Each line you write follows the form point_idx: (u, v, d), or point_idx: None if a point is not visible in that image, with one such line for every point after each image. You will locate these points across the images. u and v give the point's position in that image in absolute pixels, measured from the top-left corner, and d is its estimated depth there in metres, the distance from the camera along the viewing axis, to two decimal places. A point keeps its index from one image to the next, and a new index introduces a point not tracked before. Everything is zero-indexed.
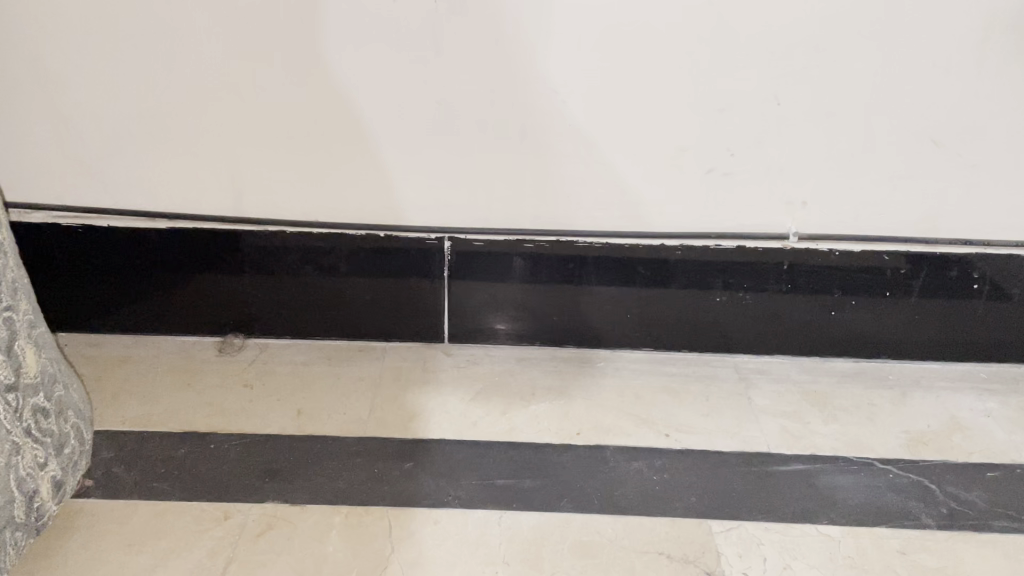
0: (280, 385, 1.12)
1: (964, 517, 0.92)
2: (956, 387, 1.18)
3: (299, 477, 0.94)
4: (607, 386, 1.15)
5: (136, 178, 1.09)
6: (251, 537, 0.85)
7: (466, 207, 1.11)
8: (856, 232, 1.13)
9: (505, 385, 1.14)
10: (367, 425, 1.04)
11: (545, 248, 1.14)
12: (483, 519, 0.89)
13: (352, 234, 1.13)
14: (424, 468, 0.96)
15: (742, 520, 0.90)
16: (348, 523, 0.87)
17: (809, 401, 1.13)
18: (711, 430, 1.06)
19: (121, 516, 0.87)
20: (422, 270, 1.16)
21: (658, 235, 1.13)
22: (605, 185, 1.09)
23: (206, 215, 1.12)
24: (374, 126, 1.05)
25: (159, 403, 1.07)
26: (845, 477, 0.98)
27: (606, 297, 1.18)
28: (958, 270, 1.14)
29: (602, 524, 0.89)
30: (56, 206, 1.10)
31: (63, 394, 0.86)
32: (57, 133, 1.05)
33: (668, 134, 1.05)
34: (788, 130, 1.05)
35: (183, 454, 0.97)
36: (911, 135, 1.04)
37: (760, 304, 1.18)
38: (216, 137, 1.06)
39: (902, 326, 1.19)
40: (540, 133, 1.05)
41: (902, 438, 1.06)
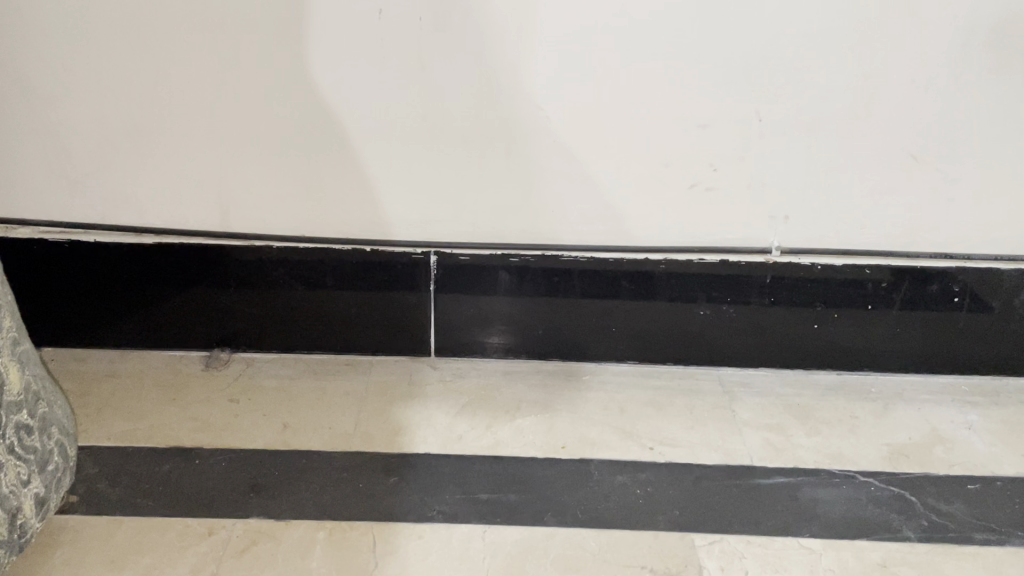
0: (266, 400, 1.12)
1: (945, 530, 0.93)
2: (937, 400, 1.19)
3: (284, 492, 0.94)
4: (592, 400, 1.16)
5: (122, 193, 1.09)
6: (235, 553, 0.85)
7: (451, 222, 1.12)
8: (837, 247, 1.14)
9: (491, 398, 1.15)
10: (352, 440, 1.04)
11: (530, 262, 1.15)
12: (467, 533, 0.89)
13: (338, 249, 1.14)
14: (409, 482, 0.97)
15: (724, 534, 0.91)
16: (333, 539, 0.87)
17: (792, 414, 1.14)
18: (695, 443, 1.07)
19: (105, 532, 0.87)
20: (409, 284, 1.16)
21: (643, 249, 1.14)
22: (589, 200, 1.10)
23: (192, 230, 1.12)
24: (360, 142, 1.05)
25: (144, 418, 1.07)
26: (826, 490, 0.99)
27: (592, 311, 1.19)
28: (938, 283, 1.15)
29: (585, 538, 0.89)
30: (42, 221, 1.11)
31: (47, 410, 0.86)
32: (43, 149, 1.05)
33: (652, 150, 1.06)
34: (770, 146, 1.06)
35: (168, 470, 0.97)
36: (891, 151, 1.06)
37: (744, 317, 1.19)
38: (203, 153, 1.06)
39: (884, 338, 1.20)
40: (525, 149, 1.06)
41: (884, 451, 1.07)
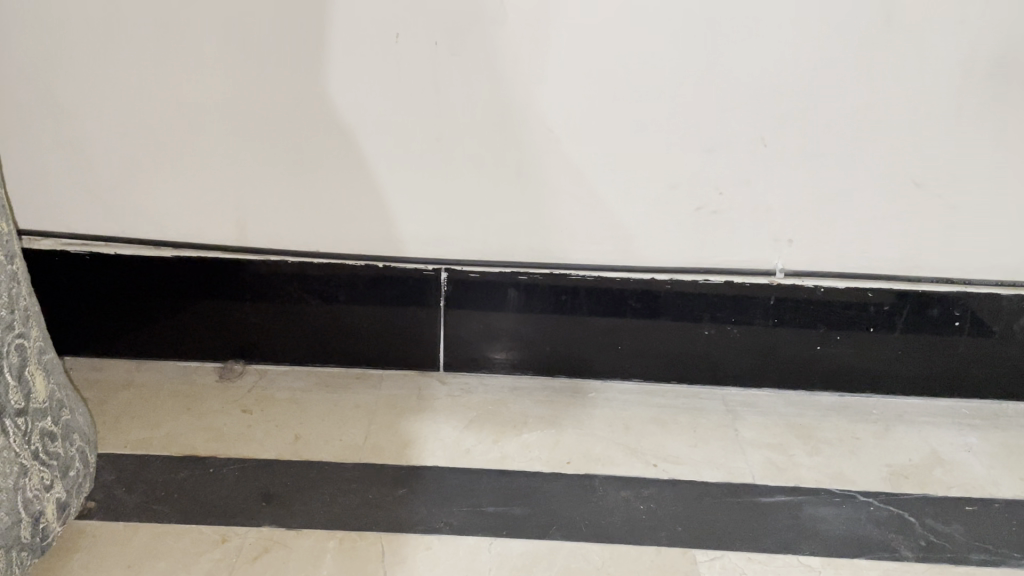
0: (278, 411, 1.15)
1: (943, 550, 0.95)
2: (938, 422, 1.21)
3: (295, 501, 0.97)
4: (597, 416, 1.18)
5: (143, 207, 1.12)
6: (248, 560, 0.87)
7: (463, 240, 1.15)
8: (841, 270, 1.16)
9: (498, 414, 1.17)
10: (362, 452, 1.07)
11: (539, 280, 1.17)
12: (473, 545, 0.91)
13: (352, 265, 1.17)
14: (417, 494, 0.99)
15: (725, 550, 0.93)
16: (343, 548, 0.90)
17: (795, 434, 1.16)
18: (698, 460, 1.09)
19: (123, 538, 0.89)
20: (419, 300, 1.19)
21: (649, 269, 1.17)
22: (598, 221, 1.13)
23: (210, 243, 1.15)
24: (376, 161, 1.08)
25: (160, 428, 1.09)
26: (827, 509, 1.00)
27: (598, 329, 1.21)
28: (939, 308, 1.17)
29: (589, 552, 0.91)
30: (65, 234, 1.14)
31: (70, 417, 0.88)
32: (68, 163, 1.09)
33: (660, 173, 1.09)
34: (776, 170, 1.08)
35: (183, 478, 1.00)
36: (893, 177, 1.08)
37: (747, 337, 1.21)
38: (223, 170, 1.09)
39: (886, 361, 1.23)
40: (535, 170, 1.09)
41: (884, 471, 1.08)
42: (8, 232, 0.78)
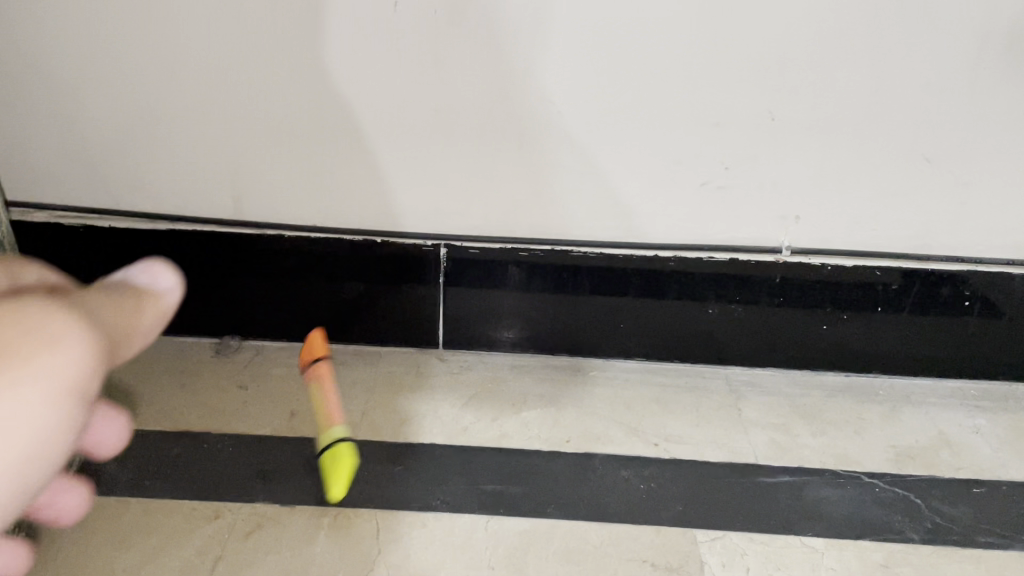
0: (274, 386, 1.13)
1: (948, 532, 0.93)
2: (946, 404, 1.19)
3: (290, 477, 0.95)
4: (598, 394, 1.16)
5: (139, 180, 1.10)
6: (239, 536, 0.86)
7: (463, 215, 1.13)
8: (849, 248, 1.14)
9: (497, 390, 1.15)
10: (359, 427, 1.05)
11: (540, 257, 1.16)
12: (470, 523, 0.90)
13: (349, 239, 1.15)
14: (414, 471, 0.98)
15: (726, 530, 0.91)
16: (337, 525, 0.88)
17: (799, 413, 1.13)
18: (700, 440, 1.06)
19: (112, 514, 0.88)
20: (418, 277, 1.17)
21: (653, 246, 1.15)
22: (599, 196, 1.11)
23: (207, 217, 1.13)
24: (374, 132, 1.06)
25: (153, 403, 1.08)
26: (831, 489, 0.98)
27: (600, 307, 1.20)
28: (948, 288, 1.15)
29: (588, 531, 0.90)
30: (59, 206, 1.12)
31: None
32: (62, 134, 1.07)
33: (664, 147, 1.06)
34: (782, 146, 1.06)
35: (176, 453, 0.98)
36: (900, 154, 1.06)
37: (753, 316, 1.19)
38: (218, 143, 1.07)
39: (891, 341, 1.21)
40: (535, 143, 1.06)
41: (890, 453, 1.06)
42: None
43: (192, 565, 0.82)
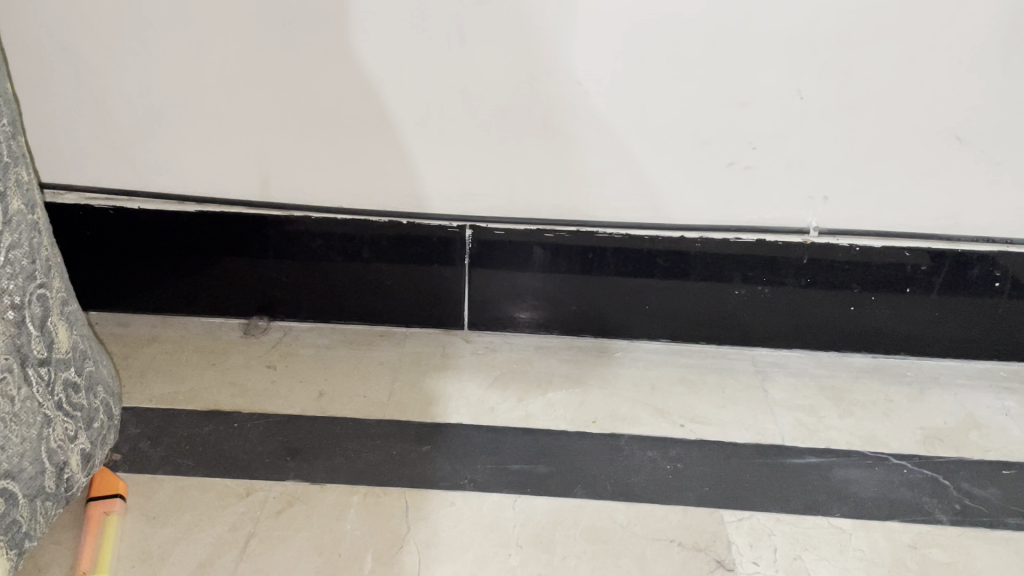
0: (302, 366, 1.14)
1: (977, 514, 0.92)
2: (975, 385, 1.18)
3: (319, 455, 0.96)
4: (624, 375, 1.16)
5: (168, 162, 1.11)
6: (271, 513, 0.87)
7: (489, 196, 1.13)
8: (877, 229, 1.13)
9: (523, 371, 1.16)
10: (386, 407, 1.06)
11: (565, 238, 1.16)
12: (498, 502, 0.91)
13: (375, 221, 1.15)
14: (441, 451, 0.98)
15: (753, 511, 0.91)
16: (367, 503, 0.89)
17: (826, 394, 1.13)
18: (726, 421, 1.06)
19: (147, 491, 0.90)
20: (444, 258, 1.18)
21: (679, 227, 1.14)
22: (625, 177, 1.10)
23: (235, 198, 1.14)
24: (400, 112, 1.06)
25: (183, 382, 1.09)
26: (858, 470, 0.98)
27: (625, 289, 1.20)
28: (978, 268, 1.14)
29: (615, 510, 0.90)
30: (90, 188, 1.13)
31: (95, 368, 0.85)
32: (92, 117, 1.07)
33: (691, 127, 1.05)
34: (811, 125, 1.05)
35: (207, 432, 0.99)
36: (932, 132, 1.04)
37: (779, 298, 1.19)
38: (244, 124, 1.08)
39: (919, 322, 1.20)
40: (561, 124, 1.06)
41: (918, 434, 1.05)
42: (29, 181, 0.76)
43: (226, 542, 0.83)
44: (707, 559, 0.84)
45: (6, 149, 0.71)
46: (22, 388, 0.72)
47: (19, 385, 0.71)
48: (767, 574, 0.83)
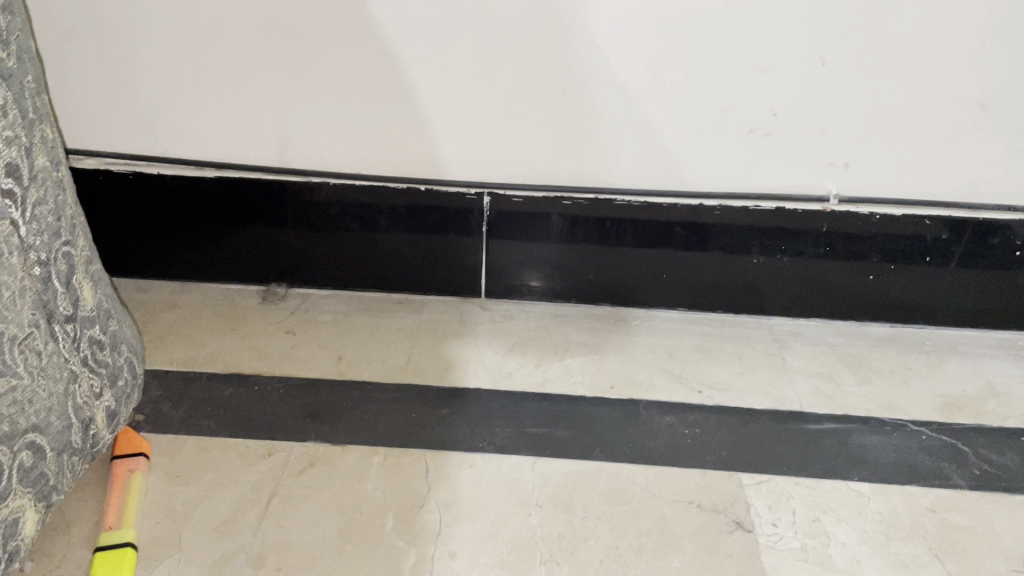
0: (320, 332, 1.15)
1: (996, 480, 0.92)
2: (993, 355, 1.18)
3: (340, 418, 0.97)
4: (641, 342, 1.16)
5: (185, 128, 1.11)
6: (293, 472, 0.88)
7: (507, 163, 1.13)
8: (898, 197, 1.12)
9: (540, 338, 1.16)
10: (405, 372, 1.06)
11: (583, 206, 1.15)
12: (517, 464, 0.91)
13: (393, 187, 1.15)
14: (460, 414, 0.99)
15: (771, 474, 0.92)
16: (387, 464, 0.90)
17: (843, 362, 1.13)
18: (744, 387, 1.07)
19: (170, 450, 0.91)
20: (461, 226, 1.18)
21: (697, 195, 1.14)
22: (644, 143, 1.10)
23: (253, 164, 1.14)
24: (416, 78, 1.05)
25: (204, 346, 1.10)
26: (877, 436, 0.98)
27: (642, 258, 1.20)
28: (999, 238, 1.13)
29: (634, 473, 0.91)
30: (109, 153, 1.13)
31: (119, 327, 0.86)
32: (110, 82, 1.07)
33: (711, 93, 1.04)
34: (832, 91, 1.03)
35: (228, 395, 1.00)
36: (955, 100, 1.03)
37: (797, 268, 1.19)
38: (261, 90, 1.07)
39: (938, 292, 1.19)
40: (580, 90, 1.05)
41: (937, 401, 1.05)
42: (53, 138, 0.76)
43: (249, 500, 0.84)
44: (725, 520, 0.85)
45: (31, 105, 0.71)
46: (48, 344, 0.72)
47: (46, 340, 0.72)
48: (786, 536, 0.83)
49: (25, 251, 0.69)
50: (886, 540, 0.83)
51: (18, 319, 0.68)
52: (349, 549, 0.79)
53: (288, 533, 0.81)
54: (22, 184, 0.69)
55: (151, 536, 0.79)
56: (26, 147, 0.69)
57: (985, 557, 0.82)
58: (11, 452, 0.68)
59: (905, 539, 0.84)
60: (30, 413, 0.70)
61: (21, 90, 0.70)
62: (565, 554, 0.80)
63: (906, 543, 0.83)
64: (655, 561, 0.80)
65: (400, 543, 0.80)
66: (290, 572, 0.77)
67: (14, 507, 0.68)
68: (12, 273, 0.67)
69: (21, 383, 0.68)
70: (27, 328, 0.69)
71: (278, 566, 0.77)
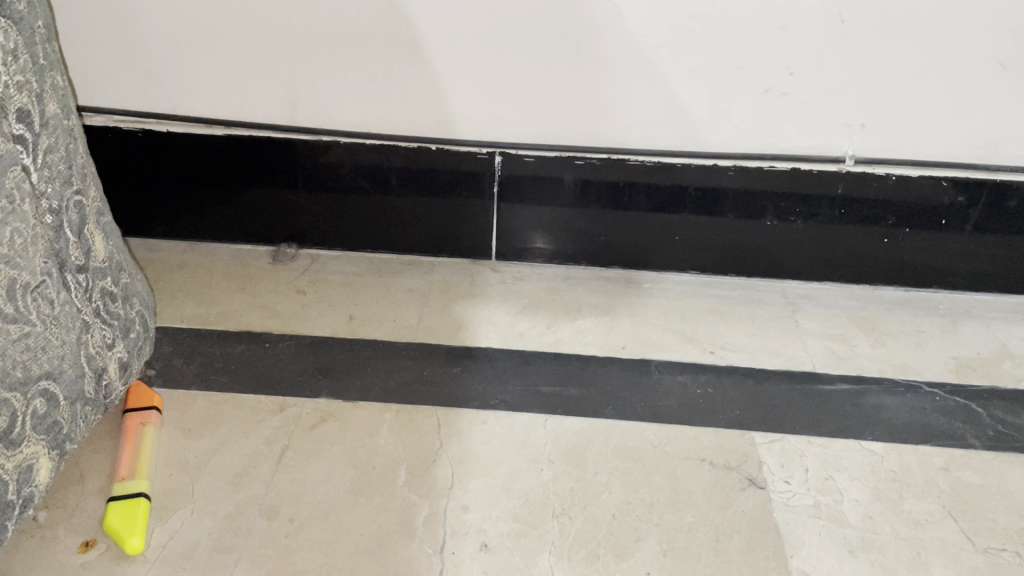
0: (331, 292, 1.14)
1: (1011, 440, 0.92)
2: (1008, 318, 1.17)
3: (351, 375, 0.97)
4: (653, 305, 1.16)
5: (193, 85, 1.10)
6: (305, 427, 0.88)
7: (518, 123, 1.11)
8: (915, 158, 1.10)
9: (552, 299, 1.15)
10: (416, 332, 1.06)
11: (595, 167, 1.14)
12: (529, 421, 0.91)
13: (403, 146, 1.13)
14: (472, 373, 0.99)
15: (784, 433, 0.91)
16: (399, 420, 0.90)
17: (857, 325, 1.12)
18: (756, 349, 1.06)
19: (182, 405, 0.91)
20: (472, 187, 1.17)
21: (711, 155, 1.12)
22: (658, 103, 1.08)
23: (262, 122, 1.13)
24: (426, 35, 1.03)
25: (214, 304, 1.10)
26: (890, 397, 0.98)
27: (654, 220, 1.19)
28: (1017, 201, 1.11)
29: (646, 430, 0.90)
30: (118, 110, 1.12)
31: (131, 280, 0.86)
32: (118, 38, 1.05)
33: (727, 51, 1.02)
34: (851, 49, 1.01)
35: (239, 352, 1.00)
36: (977, 58, 1.00)
37: (811, 231, 1.17)
38: (268, 47, 1.05)
39: (953, 256, 1.18)
40: (594, 49, 1.03)
41: (951, 363, 1.05)
42: (63, 86, 0.75)
43: (261, 453, 0.84)
44: (738, 477, 0.85)
45: (42, 51, 0.70)
46: (61, 293, 0.72)
47: (58, 289, 0.72)
48: (799, 493, 0.83)
49: (37, 198, 0.69)
50: (899, 498, 0.83)
51: (30, 266, 0.67)
52: (362, 501, 0.79)
53: (301, 486, 0.81)
54: (32, 130, 0.68)
55: (163, 487, 0.80)
56: (36, 93, 0.68)
57: (1000, 515, 0.82)
58: (24, 399, 0.68)
59: (919, 497, 0.83)
60: (43, 360, 0.70)
61: (32, 35, 0.69)
62: (578, 508, 0.80)
63: (920, 501, 0.83)
64: (668, 515, 0.80)
65: (413, 497, 0.80)
66: (303, 523, 0.77)
67: (28, 454, 0.68)
68: (24, 220, 0.66)
69: (34, 330, 0.68)
70: (39, 276, 0.68)
71: (291, 516, 0.77)
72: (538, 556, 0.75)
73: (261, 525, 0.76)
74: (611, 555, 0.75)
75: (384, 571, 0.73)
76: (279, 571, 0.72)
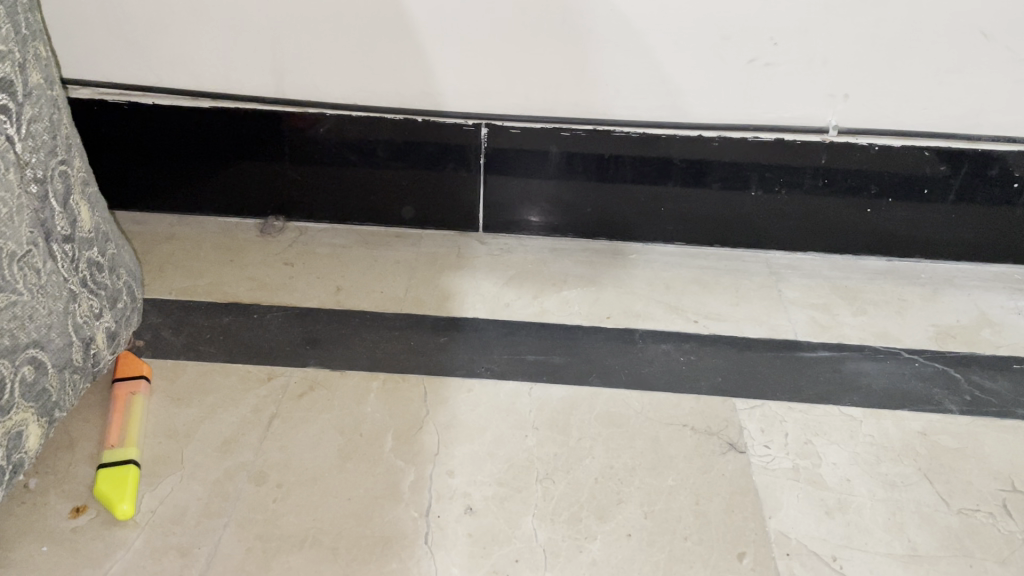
0: (318, 264, 1.15)
1: (987, 405, 0.94)
2: (989, 287, 1.19)
3: (338, 345, 0.98)
4: (639, 275, 1.17)
5: (179, 57, 1.09)
6: (293, 396, 0.89)
7: (504, 94, 1.11)
8: (898, 128, 1.11)
9: (538, 270, 1.17)
10: (403, 302, 1.07)
11: (581, 140, 1.14)
12: (515, 389, 0.92)
13: (389, 119, 1.14)
14: (459, 342, 1.00)
15: (765, 400, 0.93)
16: (385, 388, 0.91)
17: (840, 294, 1.14)
18: (740, 318, 1.07)
19: (171, 374, 0.92)
20: (459, 159, 1.17)
21: (697, 126, 1.12)
22: (642, 73, 1.08)
23: (248, 94, 1.12)
24: (411, 5, 1.03)
25: (203, 276, 1.10)
26: (870, 364, 0.99)
27: (639, 192, 1.20)
28: (999, 170, 1.12)
29: (629, 398, 0.92)
30: (103, 82, 1.12)
31: (117, 251, 0.87)
32: (101, 9, 1.05)
33: (712, 22, 1.02)
34: (836, 19, 1.01)
35: (228, 322, 1.01)
36: (959, 27, 1.01)
37: (795, 201, 1.18)
38: (252, 18, 1.05)
39: (935, 225, 1.19)
40: (578, 20, 1.02)
41: (931, 331, 1.06)
42: (46, 56, 0.75)
43: (250, 421, 0.85)
44: (719, 441, 0.86)
45: (24, 20, 0.70)
46: (47, 262, 0.73)
47: (45, 259, 0.72)
48: (778, 457, 0.85)
49: (22, 167, 0.69)
50: (877, 461, 0.85)
51: (16, 235, 0.68)
52: (349, 467, 0.81)
53: (288, 452, 0.82)
54: (16, 100, 0.68)
55: (153, 454, 0.81)
56: (19, 63, 0.69)
57: (974, 476, 0.83)
58: (13, 366, 0.68)
59: (896, 460, 0.85)
60: (31, 328, 0.70)
61: (14, 5, 0.69)
62: (561, 473, 0.81)
63: (896, 464, 0.84)
64: (650, 479, 0.81)
65: (400, 462, 0.81)
66: (291, 488, 0.78)
67: (17, 420, 0.69)
68: (9, 189, 0.67)
69: (20, 299, 0.69)
70: (25, 245, 0.69)
71: (279, 482, 0.79)
72: (521, 518, 0.76)
73: (250, 491, 0.77)
74: (593, 517, 0.77)
75: (371, 534, 0.74)
76: (267, 534, 0.73)
